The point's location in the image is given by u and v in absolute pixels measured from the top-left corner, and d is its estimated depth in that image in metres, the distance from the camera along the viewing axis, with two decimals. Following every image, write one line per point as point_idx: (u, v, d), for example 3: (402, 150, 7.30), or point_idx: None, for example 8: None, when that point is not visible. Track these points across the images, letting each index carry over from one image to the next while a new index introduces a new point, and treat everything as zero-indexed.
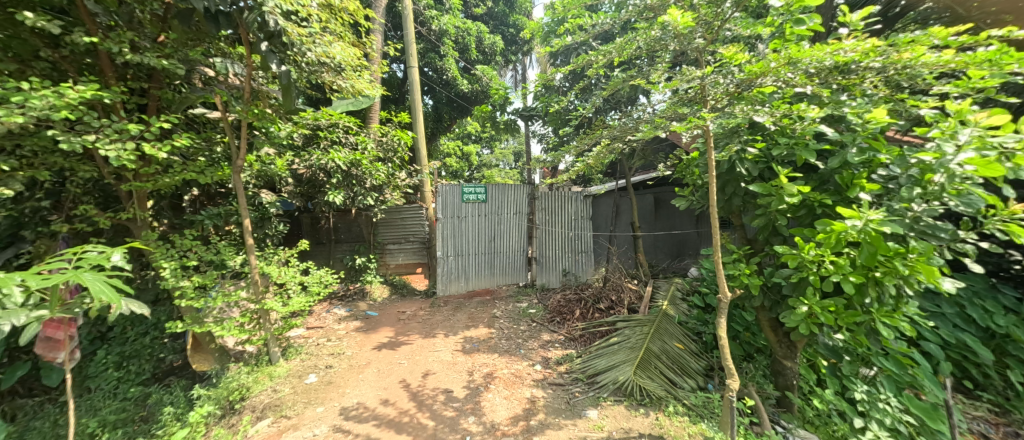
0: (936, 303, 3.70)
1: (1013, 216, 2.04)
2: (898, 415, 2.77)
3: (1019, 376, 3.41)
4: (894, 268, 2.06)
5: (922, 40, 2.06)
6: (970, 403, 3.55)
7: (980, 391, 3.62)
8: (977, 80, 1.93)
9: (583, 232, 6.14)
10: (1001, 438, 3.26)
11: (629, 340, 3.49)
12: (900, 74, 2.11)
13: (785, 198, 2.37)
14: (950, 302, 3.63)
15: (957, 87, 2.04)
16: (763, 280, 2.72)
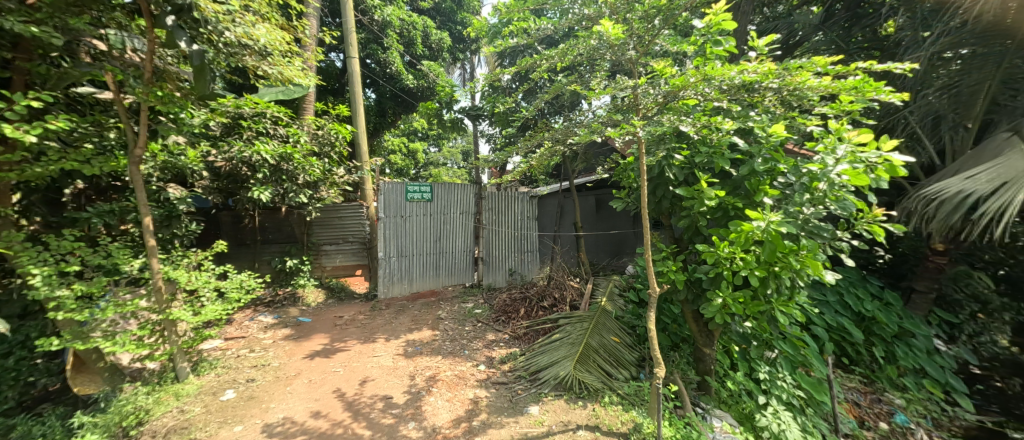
0: (823, 293, 4.32)
1: (875, 219, 2.46)
2: (793, 390, 3.18)
3: (881, 351, 4.09)
4: (789, 263, 2.38)
5: (808, 67, 2.39)
6: (847, 376, 4.19)
7: (854, 366, 4.28)
8: (849, 104, 2.29)
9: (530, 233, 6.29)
10: (869, 405, 3.89)
11: (569, 336, 3.63)
12: (792, 95, 2.43)
13: (705, 201, 2.62)
14: (833, 292, 4.26)
15: (833, 109, 2.40)
16: (687, 276, 2.97)
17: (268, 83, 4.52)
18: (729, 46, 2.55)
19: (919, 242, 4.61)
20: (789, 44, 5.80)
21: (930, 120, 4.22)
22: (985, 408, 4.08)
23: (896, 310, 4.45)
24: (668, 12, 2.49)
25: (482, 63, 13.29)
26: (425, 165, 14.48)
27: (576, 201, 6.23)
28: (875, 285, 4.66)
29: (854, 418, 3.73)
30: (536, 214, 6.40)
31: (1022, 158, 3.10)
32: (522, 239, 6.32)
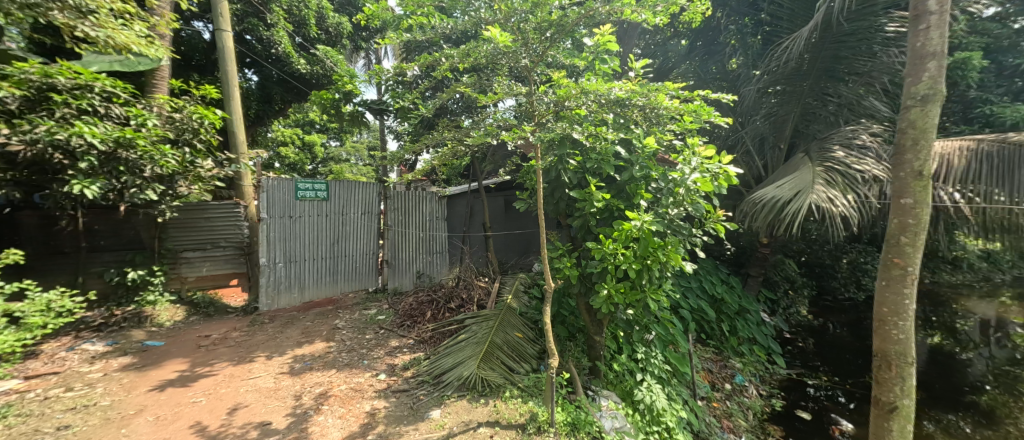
0: (689, 280, 5.12)
1: (720, 219, 3.02)
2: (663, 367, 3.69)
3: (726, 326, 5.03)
4: (658, 257, 2.76)
5: (670, 89, 2.80)
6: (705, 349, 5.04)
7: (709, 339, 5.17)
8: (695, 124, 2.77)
9: (438, 233, 6.19)
10: (719, 371, 4.73)
11: (474, 335, 3.65)
12: (654, 111, 2.79)
13: (594, 203, 2.90)
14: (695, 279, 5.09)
15: (681, 126, 2.88)
16: (581, 271, 3.23)
17: (93, 47, 3.59)
18: (612, 64, 2.84)
19: (753, 237, 5.78)
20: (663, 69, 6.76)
21: (758, 140, 5.39)
22: (791, 363, 5.31)
23: (737, 292, 5.51)
24: (558, 27, 2.69)
25: (388, 55, 12.45)
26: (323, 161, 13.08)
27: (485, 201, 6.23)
28: (724, 272, 5.70)
29: (709, 383, 4.49)
30: (444, 215, 6.31)
31: (809, 172, 4.14)
32: (431, 240, 6.16)
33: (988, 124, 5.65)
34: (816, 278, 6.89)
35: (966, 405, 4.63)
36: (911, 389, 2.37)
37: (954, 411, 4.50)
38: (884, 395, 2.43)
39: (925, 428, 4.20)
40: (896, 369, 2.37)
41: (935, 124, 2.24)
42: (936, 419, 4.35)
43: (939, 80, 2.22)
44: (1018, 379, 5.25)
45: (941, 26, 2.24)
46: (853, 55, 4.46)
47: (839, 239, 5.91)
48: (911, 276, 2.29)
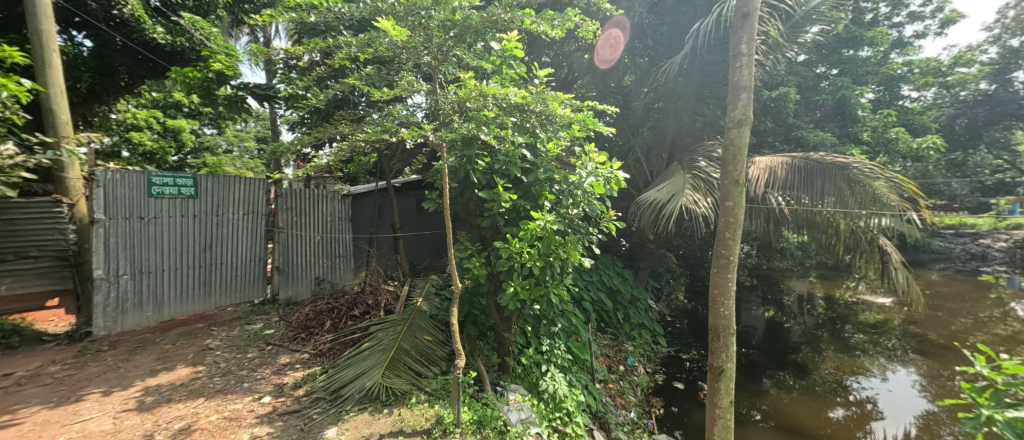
0: (590, 274, 5.59)
1: (612, 218, 3.35)
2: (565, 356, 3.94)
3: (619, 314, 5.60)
4: (560, 254, 2.93)
5: (564, 97, 2.98)
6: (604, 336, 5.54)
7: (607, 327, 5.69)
8: (581, 133, 3.00)
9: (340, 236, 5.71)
10: (615, 355, 5.24)
11: (380, 342, 3.44)
12: (546, 118, 2.87)
13: (501, 203, 2.97)
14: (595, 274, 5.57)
15: (569, 132, 3.08)
16: (489, 270, 3.28)
17: None
18: (517, 69, 2.95)
19: (642, 234, 6.56)
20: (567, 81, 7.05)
21: (644, 148, 6.21)
22: (670, 342, 6.14)
23: (629, 283, 6.16)
24: (462, 27, 2.66)
25: (281, 34, 10.97)
26: (196, 153, 10.64)
27: (393, 199, 5.87)
28: (619, 266, 6.32)
29: (607, 366, 4.93)
30: (348, 215, 5.95)
31: (681, 178, 4.86)
32: (332, 243, 5.69)
33: (800, 145, 7.34)
34: (688, 269, 8.09)
35: (788, 363, 5.91)
36: (733, 355, 2.54)
37: (780, 368, 5.71)
38: (715, 361, 2.57)
39: (763, 384, 5.24)
40: (723, 340, 2.53)
41: (748, 144, 2.50)
42: (771, 376, 5.46)
43: (749, 110, 2.47)
44: (819, 339, 6.89)
45: (749, 65, 2.47)
46: (711, 81, 5.37)
47: (704, 234, 7.05)
48: (733, 263, 2.51)
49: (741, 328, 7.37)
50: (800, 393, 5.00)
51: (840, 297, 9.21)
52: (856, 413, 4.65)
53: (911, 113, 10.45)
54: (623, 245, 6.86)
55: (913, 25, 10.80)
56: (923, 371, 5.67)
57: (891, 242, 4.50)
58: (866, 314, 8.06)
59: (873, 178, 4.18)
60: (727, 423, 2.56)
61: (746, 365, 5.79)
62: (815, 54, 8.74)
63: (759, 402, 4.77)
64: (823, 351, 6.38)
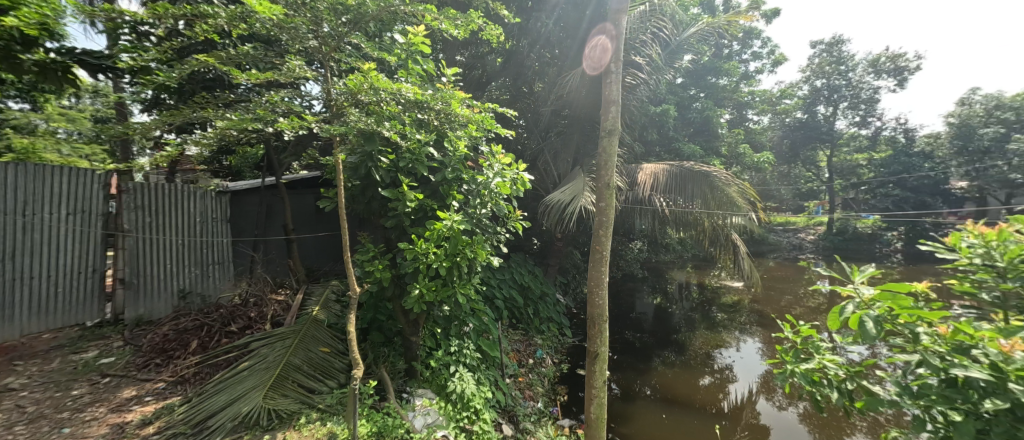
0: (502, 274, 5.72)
1: (517, 218, 3.45)
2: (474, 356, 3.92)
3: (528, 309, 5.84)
4: (466, 254, 2.91)
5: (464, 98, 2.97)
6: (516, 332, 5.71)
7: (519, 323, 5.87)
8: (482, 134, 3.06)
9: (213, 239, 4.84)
10: (526, 350, 5.44)
11: (263, 360, 3.02)
12: (447, 118, 2.84)
13: (406, 203, 2.84)
14: (506, 272, 5.71)
15: (467, 133, 3.05)
16: (393, 273, 3.11)
17: None
18: (425, 65, 2.89)
19: (550, 233, 6.94)
20: (479, 82, 7.29)
21: (551, 152, 6.58)
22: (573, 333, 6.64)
23: (538, 280, 6.45)
24: (356, 14, 2.48)
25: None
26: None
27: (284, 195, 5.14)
28: (530, 264, 6.57)
29: (518, 361, 5.09)
30: (226, 215, 5.11)
31: (581, 181, 5.26)
32: (204, 247, 4.79)
33: (678, 155, 8.53)
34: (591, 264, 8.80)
35: (670, 343, 6.82)
36: (606, 340, 2.74)
37: (664, 348, 6.55)
38: (591, 346, 2.72)
39: (650, 362, 5.95)
40: (597, 326, 2.71)
41: (617, 152, 2.73)
42: (658, 356, 6.24)
43: (616, 122, 2.73)
44: (692, 321, 8.10)
45: (617, 83, 2.74)
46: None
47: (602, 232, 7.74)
48: (605, 257, 2.72)
49: (634, 315, 8.28)
50: (678, 368, 5.81)
51: (709, 284, 10.96)
52: (718, 379, 5.60)
53: (754, 133, 12.93)
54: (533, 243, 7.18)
55: (755, 62, 13.37)
56: (763, 340, 7.05)
57: (738, 237, 5.51)
58: (726, 297, 9.73)
59: (724, 185, 5.08)
60: (603, 400, 2.73)
61: (638, 348, 6.52)
62: (688, 78, 10.23)
63: (645, 378, 5.42)
64: (695, 330, 7.52)
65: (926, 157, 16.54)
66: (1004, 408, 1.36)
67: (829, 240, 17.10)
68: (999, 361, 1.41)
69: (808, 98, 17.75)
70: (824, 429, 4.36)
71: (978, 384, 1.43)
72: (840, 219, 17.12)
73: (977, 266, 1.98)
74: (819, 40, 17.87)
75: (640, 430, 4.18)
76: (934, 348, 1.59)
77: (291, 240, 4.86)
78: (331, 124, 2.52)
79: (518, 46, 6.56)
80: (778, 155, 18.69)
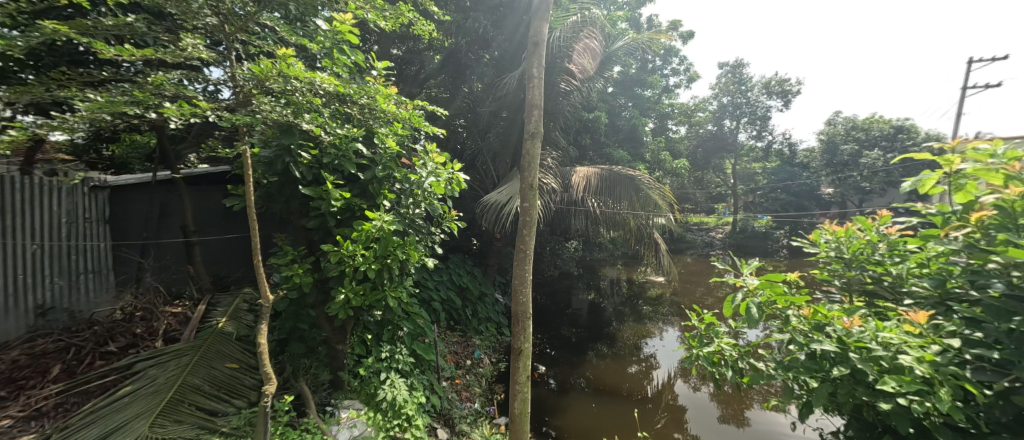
0: (440, 275, 5.60)
1: (453, 219, 3.37)
2: (408, 362, 3.75)
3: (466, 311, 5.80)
4: (398, 255, 2.76)
5: (391, 93, 2.84)
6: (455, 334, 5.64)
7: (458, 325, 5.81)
8: (407, 132, 3.00)
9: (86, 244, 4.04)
10: (464, 351, 5.39)
11: (151, 383, 2.60)
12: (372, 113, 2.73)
13: (331, 202, 2.63)
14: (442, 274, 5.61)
15: (393, 130, 2.94)
16: (315, 277, 2.86)
17: None
18: (353, 56, 2.72)
19: (489, 233, 6.97)
20: (417, 79, 7.08)
21: (490, 155, 6.62)
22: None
23: (477, 281, 6.43)
24: None
25: None
26: None
27: (183, 192, 4.46)
28: (469, 265, 6.53)
29: (455, 363, 5.02)
30: (104, 215, 4.30)
31: (518, 182, 5.38)
32: (74, 253, 3.93)
33: (609, 159, 9.09)
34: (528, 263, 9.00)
35: (602, 336, 7.22)
36: (530, 336, 2.80)
37: (597, 342, 6.91)
38: (517, 343, 2.77)
39: (584, 356, 6.25)
40: (522, 323, 2.76)
41: (539, 155, 2.80)
42: (592, 349, 6.56)
43: (539, 125, 2.81)
44: (623, 314, 8.68)
45: (540, 87, 2.82)
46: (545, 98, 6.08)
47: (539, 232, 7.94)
48: (528, 256, 2.78)
49: (569, 311, 8.63)
50: (609, 360, 6.16)
51: (638, 279, 11.84)
52: (644, 367, 6.06)
53: (674, 142, 14.24)
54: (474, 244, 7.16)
55: (675, 78, 14.74)
56: (681, 328, 7.78)
57: (660, 237, 6.01)
58: (653, 291, 10.58)
59: (645, 188, 5.54)
60: (526, 395, 2.78)
61: (573, 343, 6.81)
62: (618, 88, 10.98)
63: (578, 371, 5.67)
64: (624, 323, 8.05)
65: (804, 167, 19.62)
66: (847, 373, 1.66)
67: (733, 238, 19.55)
68: (843, 335, 1.73)
69: (717, 112, 20.02)
70: (731, 407, 4.91)
71: (830, 355, 1.74)
72: (742, 219, 19.37)
73: (832, 258, 2.46)
74: (725, 62, 20.29)
75: (572, 421, 4.36)
76: (799, 328, 1.91)
77: (190, 243, 4.20)
78: (236, 113, 2.24)
79: (456, 45, 6.63)
80: (692, 162, 20.85)
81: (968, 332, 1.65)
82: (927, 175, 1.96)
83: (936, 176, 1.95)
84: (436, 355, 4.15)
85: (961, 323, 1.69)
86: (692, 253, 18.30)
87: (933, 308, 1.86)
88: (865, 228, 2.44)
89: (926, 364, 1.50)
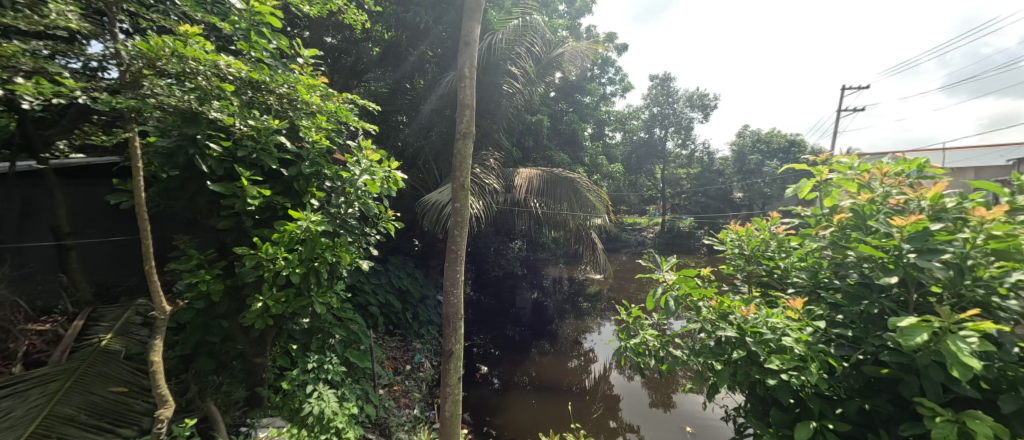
0: (377, 278, 5.33)
1: (390, 218, 3.21)
2: (338, 372, 3.49)
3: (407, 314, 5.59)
4: (326, 258, 2.55)
5: (317, 84, 2.67)
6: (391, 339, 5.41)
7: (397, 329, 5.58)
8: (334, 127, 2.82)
9: None
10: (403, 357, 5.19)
11: (6, 416, 2.12)
12: (291, 104, 2.58)
13: (247, 201, 2.35)
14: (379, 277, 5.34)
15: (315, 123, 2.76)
16: (227, 284, 2.54)
17: None
18: (274, 41, 2.49)
19: (430, 234, 6.79)
20: (354, 70, 6.85)
21: (433, 154, 6.45)
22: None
23: (419, 283, 6.22)
24: None
25: None
26: None
27: (55, 186, 3.61)
28: (410, 266, 6.29)
29: (393, 369, 4.81)
30: None
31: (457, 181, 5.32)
32: None
33: (550, 162, 9.36)
34: (472, 264, 8.94)
35: (545, 334, 7.40)
36: (462, 337, 2.77)
37: (539, 339, 7.06)
38: (447, 345, 2.73)
39: (526, 353, 6.36)
40: (452, 324, 2.73)
41: (471, 155, 2.80)
42: (536, 347, 6.70)
43: (471, 125, 2.79)
44: (563, 312, 8.97)
45: (472, 87, 2.82)
46: (487, 99, 6.10)
47: (482, 232, 7.93)
48: (460, 256, 2.77)
49: (513, 311, 8.72)
50: (550, 356, 6.34)
51: (579, 277, 12.34)
52: (583, 361, 6.34)
53: (610, 147, 15.11)
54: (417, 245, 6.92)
55: (611, 87, 15.64)
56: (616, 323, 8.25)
57: (597, 235, 6.40)
58: (592, 289, 11.08)
59: (583, 189, 5.82)
60: (457, 397, 2.76)
61: (517, 341, 6.89)
62: (559, 94, 11.39)
63: (521, 369, 5.75)
64: (565, 320, 8.33)
65: (719, 173, 21.95)
66: (744, 355, 1.90)
67: (661, 237, 21.26)
68: (741, 323, 1.96)
69: (648, 121, 21.58)
70: (660, 394, 5.30)
71: (732, 340, 1.97)
72: (670, 219, 21.18)
73: (736, 254, 2.81)
74: (654, 75, 22.02)
75: (512, 419, 4.41)
76: (707, 317, 2.14)
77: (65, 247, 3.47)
78: (120, 96, 1.93)
79: (396, 38, 6.45)
80: (626, 167, 22.29)
81: (833, 315, 1.98)
82: (804, 182, 2.35)
83: (811, 183, 2.34)
84: (371, 362, 3.92)
85: (827, 308, 2.02)
86: (627, 251, 19.58)
87: (808, 295, 2.20)
88: (760, 228, 2.79)
89: (802, 344, 1.77)
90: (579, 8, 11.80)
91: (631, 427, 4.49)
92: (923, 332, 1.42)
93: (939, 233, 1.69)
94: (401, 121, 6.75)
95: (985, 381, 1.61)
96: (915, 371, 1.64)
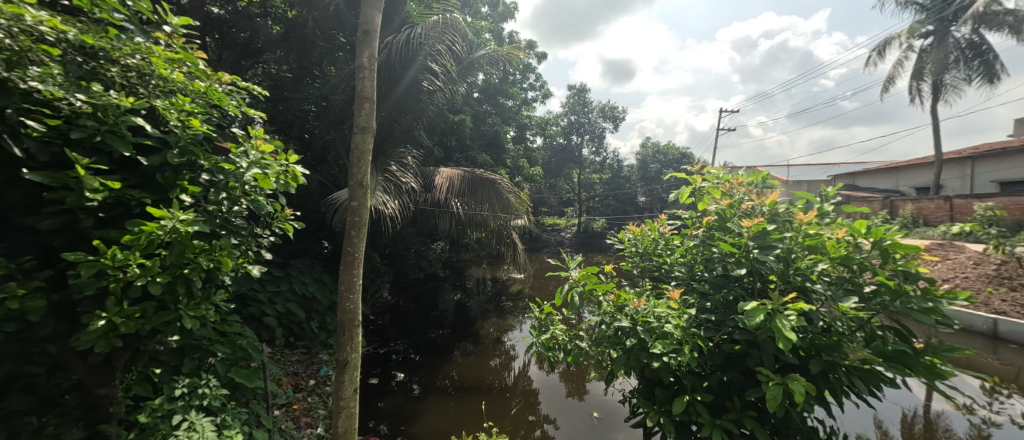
0: (275, 284, 4.72)
1: (287, 217, 2.84)
2: (218, 396, 2.98)
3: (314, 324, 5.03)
4: (199, 264, 2.16)
5: (181, 59, 2.29)
6: (291, 353, 4.84)
7: (298, 341, 5.01)
8: (205, 111, 2.39)
9: None
10: (303, 371, 4.66)
11: None
12: (148, 81, 2.20)
13: (85, 194, 1.86)
14: (276, 283, 4.73)
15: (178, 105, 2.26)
16: (54, 299, 1.98)
17: None
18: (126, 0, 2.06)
19: (340, 235, 6.25)
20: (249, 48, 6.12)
21: (346, 149, 5.73)
22: (370, 342, 6.40)
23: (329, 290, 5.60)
24: None
25: None
26: None
27: None
28: (318, 271, 5.66)
29: (291, 386, 4.31)
30: None
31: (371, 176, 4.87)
32: None
33: (472, 162, 9.34)
34: (391, 266, 8.46)
35: (466, 335, 7.33)
36: (359, 345, 2.60)
37: (460, 341, 6.96)
38: (342, 354, 2.52)
39: (448, 356, 6.22)
40: (349, 332, 2.53)
41: (372, 150, 2.62)
42: (458, 349, 6.58)
43: (370, 119, 2.63)
44: (486, 312, 9.01)
45: (372, 79, 2.65)
46: (403, 94, 5.77)
47: (402, 233, 7.47)
48: (358, 259, 2.58)
49: (434, 313, 8.48)
50: (471, 357, 6.30)
51: (502, 277, 12.53)
52: (504, 359, 6.45)
53: (534, 150, 15.73)
54: (327, 249, 6.21)
55: (533, 92, 16.32)
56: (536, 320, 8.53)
57: (518, 236, 6.54)
58: (514, 287, 11.36)
59: (504, 191, 5.89)
60: (353, 409, 2.58)
61: (438, 344, 6.72)
62: (482, 94, 11.47)
63: (442, 372, 5.62)
64: (487, 320, 8.37)
65: (626, 178, 24.24)
66: (636, 342, 2.13)
67: (577, 237, 22.75)
68: (634, 313, 2.19)
69: (565, 128, 22.92)
70: (574, 384, 5.63)
71: (626, 329, 2.19)
72: (585, 220, 22.79)
73: (632, 251, 3.16)
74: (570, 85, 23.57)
75: (426, 428, 4.25)
76: (605, 311, 2.34)
77: None
78: None
79: (299, 16, 5.79)
80: (546, 170, 23.40)
81: (702, 302, 2.33)
82: (683, 188, 2.73)
83: (688, 190, 2.71)
84: (262, 381, 3.42)
85: (699, 297, 2.37)
86: (548, 251, 20.51)
87: (684, 286, 2.56)
88: (651, 228, 3.13)
89: (680, 329, 2.05)
90: (501, 13, 12.07)
91: (547, 419, 4.70)
92: (760, 313, 1.76)
93: (773, 232, 2.12)
94: (309, 110, 6.07)
95: (803, 350, 2.04)
96: (757, 345, 2.01)
